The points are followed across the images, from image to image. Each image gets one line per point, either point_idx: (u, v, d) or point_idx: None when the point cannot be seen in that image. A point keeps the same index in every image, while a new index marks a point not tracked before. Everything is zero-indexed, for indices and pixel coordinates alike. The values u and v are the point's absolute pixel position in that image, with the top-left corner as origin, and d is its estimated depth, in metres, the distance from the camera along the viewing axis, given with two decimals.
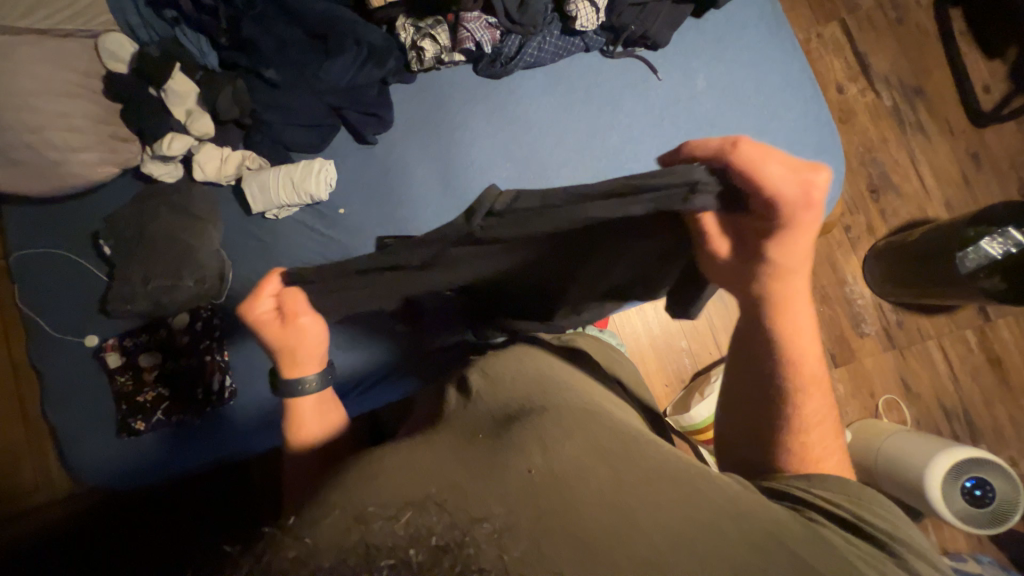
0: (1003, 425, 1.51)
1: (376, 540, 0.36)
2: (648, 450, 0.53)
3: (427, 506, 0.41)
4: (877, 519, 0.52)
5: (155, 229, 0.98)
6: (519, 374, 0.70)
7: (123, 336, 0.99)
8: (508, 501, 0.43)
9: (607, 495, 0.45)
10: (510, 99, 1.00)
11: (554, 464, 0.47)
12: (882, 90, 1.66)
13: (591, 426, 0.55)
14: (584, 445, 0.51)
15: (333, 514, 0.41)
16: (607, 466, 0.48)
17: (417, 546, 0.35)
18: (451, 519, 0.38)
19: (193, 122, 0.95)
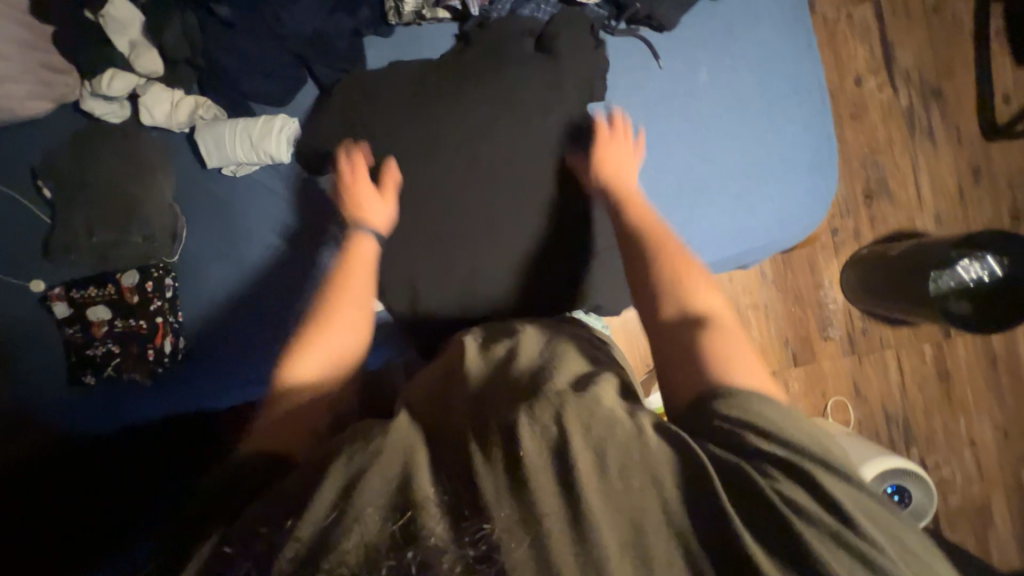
0: (937, 434, 1.61)
1: (376, 538, 0.46)
2: (627, 420, 0.52)
3: (425, 506, 0.48)
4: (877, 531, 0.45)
5: (99, 175, 0.91)
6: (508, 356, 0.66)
7: (69, 287, 0.93)
8: (509, 492, 0.47)
9: (591, 492, 0.47)
10: (478, 51, 0.87)
11: (543, 456, 0.49)
12: (901, 88, 1.57)
13: (583, 400, 0.53)
14: (576, 428, 0.50)
15: (338, 503, 0.48)
16: (593, 453, 0.49)
17: (415, 547, 0.45)
18: (451, 522, 0.46)
19: (139, 58, 0.86)
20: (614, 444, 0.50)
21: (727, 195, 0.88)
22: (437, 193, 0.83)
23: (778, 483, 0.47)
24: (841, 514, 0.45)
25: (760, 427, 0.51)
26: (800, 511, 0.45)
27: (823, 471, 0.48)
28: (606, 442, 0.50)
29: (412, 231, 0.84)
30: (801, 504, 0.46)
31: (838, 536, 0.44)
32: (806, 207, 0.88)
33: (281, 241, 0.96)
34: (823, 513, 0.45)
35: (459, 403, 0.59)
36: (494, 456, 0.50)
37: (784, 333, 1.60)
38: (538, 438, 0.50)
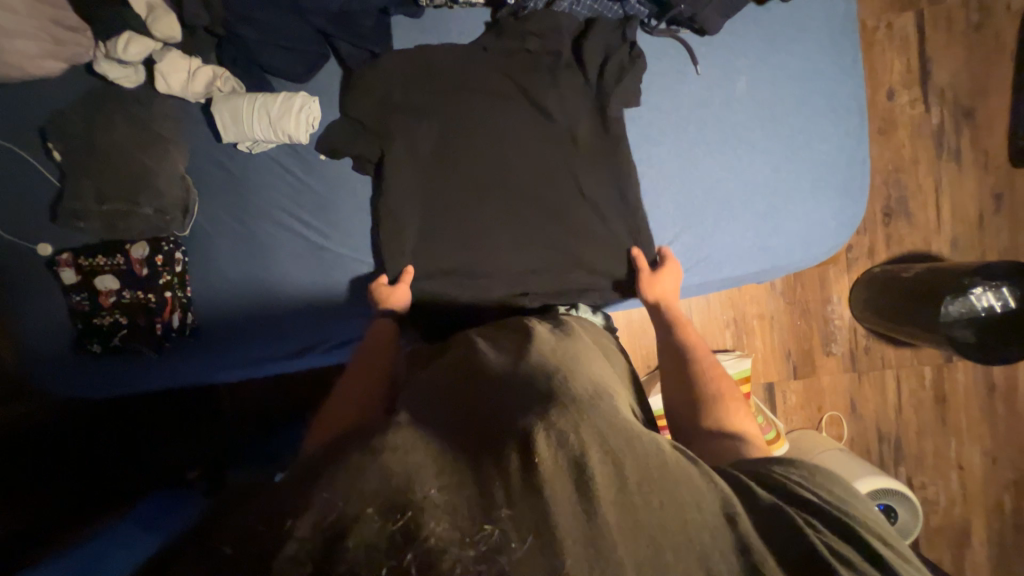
0: (926, 455, 1.63)
1: (376, 536, 0.42)
2: (645, 438, 0.54)
3: (425, 506, 0.44)
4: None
5: (108, 141, 0.87)
6: (510, 359, 0.66)
7: (77, 253, 0.92)
8: (517, 494, 0.45)
9: (609, 503, 0.47)
10: (512, 43, 0.83)
11: (558, 461, 0.48)
12: (933, 106, 1.53)
13: (598, 411, 0.55)
14: (592, 439, 0.51)
15: (334, 497, 0.44)
16: (610, 464, 0.49)
17: (412, 549, 0.41)
18: (456, 522, 0.44)
19: (156, 22, 0.81)
20: (631, 459, 0.50)
21: (752, 212, 0.86)
22: (470, 187, 0.84)
23: (818, 529, 0.48)
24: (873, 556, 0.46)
25: (807, 484, 0.54)
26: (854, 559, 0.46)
27: (862, 525, 0.50)
28: (623, 455, 0.50)
29: (432, 221, 0.84)
30: (838, 546, 0.47)
31: None
32: (829, 231, 0.87)
33: (295, 222, 0.94)
34: (853, 551, 0.47)
35: (468, 410, 0.58)
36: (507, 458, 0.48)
37: (787, 345, 1.60)
38: (557, 445, 0.49)
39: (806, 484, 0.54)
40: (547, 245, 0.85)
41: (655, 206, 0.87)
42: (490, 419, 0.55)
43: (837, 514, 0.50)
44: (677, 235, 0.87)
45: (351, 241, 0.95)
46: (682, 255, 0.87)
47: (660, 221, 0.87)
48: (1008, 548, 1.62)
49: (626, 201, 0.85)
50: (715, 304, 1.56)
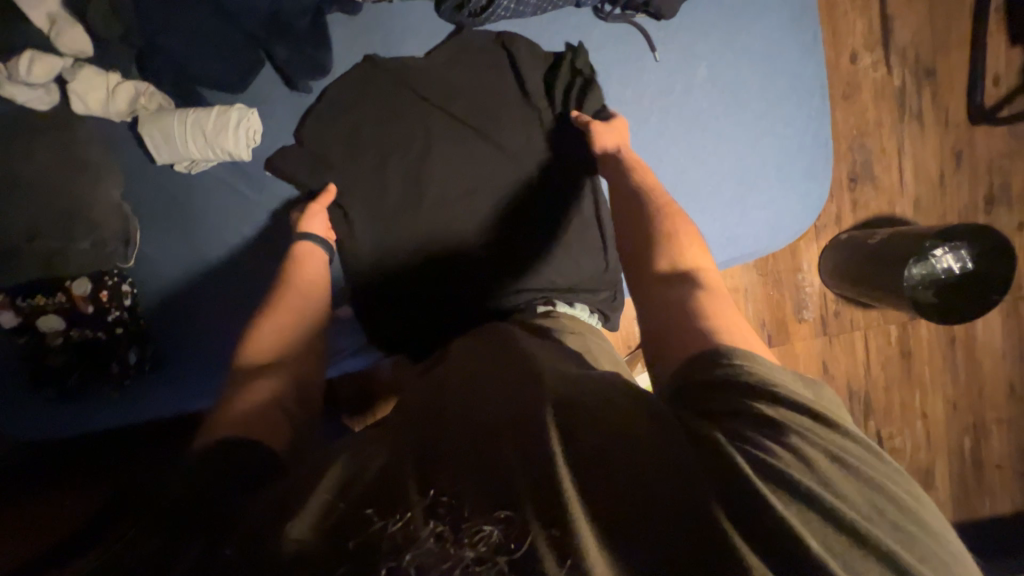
0: (893, 407, 1.72)
1: (376, 535, 0.41)
2: (621, 402, 0.50)
3: (417, 504, 0.43)
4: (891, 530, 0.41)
5: (30, 174, 0.81)
6: (490, 349, 0.64)
7: (11, 294, 0.83)
8: (504, 489, 0.42)
9: (593, 478, 0.43)
10: (466, 52, 0.82)
11: (540, 445, 0.45)
12: (895, 67, 1.52)
13: (580, 390, 0.52)
14: (568, 416, 0.48)
15: (334, 499, 0.45)
16: (588, 439, 0.46)
17: (411, 551, 0.39)
18: (449, 517, 0.41)
19: (61, 37, 0.74)
20: (605, 427, 0.47)
21: (719, 201, 0.85)
22: (425, 203, 0.83)
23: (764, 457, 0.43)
24: (834, 488, 0.42)
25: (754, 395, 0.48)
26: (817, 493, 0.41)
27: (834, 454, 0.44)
28: (603, 424, 0.47)
29: (397, 234, 0.83)
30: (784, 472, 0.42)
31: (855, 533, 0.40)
32: (795, 217, 0.87)
33: (245, 243, 0.89)
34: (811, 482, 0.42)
35: (454, 397, 0.55)
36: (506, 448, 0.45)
37: (761, 316, 1.63)
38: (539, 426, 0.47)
39: (752, 396, 0.48)
40: (512, 250, 0.84)
41: None
42: (460, 413, 0.51)
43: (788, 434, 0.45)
44: None
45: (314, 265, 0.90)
46: None
47: None
48: (967, 484, 1.75)
49: (584, 206, 0.84)
50: None
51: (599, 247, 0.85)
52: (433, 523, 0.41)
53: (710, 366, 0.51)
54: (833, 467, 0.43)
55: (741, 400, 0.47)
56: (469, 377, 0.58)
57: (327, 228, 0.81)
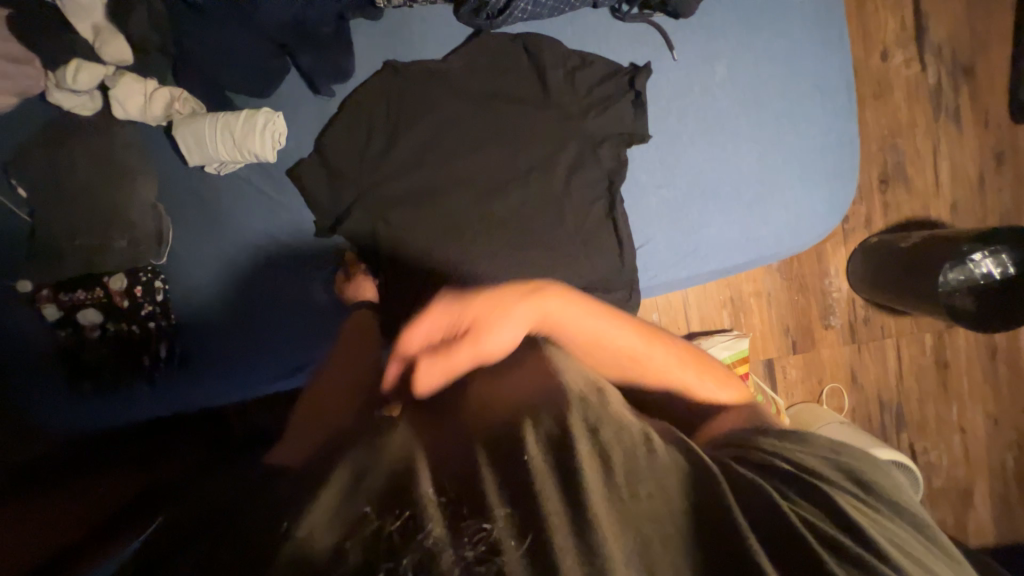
0: (929, 421, 1.64)
1: (377, 535, 0.41)
2: (636, 428, 0.51)
3: (420, 501, 0.44)
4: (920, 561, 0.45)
5: (74, 176, 0.86)
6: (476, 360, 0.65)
7: (57, 289, 0.90)
8: (511, 490, 0.44)
9: (601, 489, 0.44)
10: (484, 54, 0.83)
11: (547, 453, 0.46)
12: (930, 65, 1.46)
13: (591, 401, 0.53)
14: (584, 427, 0.49)
15: (343, 503, 0.45)
16: (600, 453, 0.47)
17: (409, 549, 0.40)
18: (450, 518, 0.42)
19: (105, 47, 0.79)
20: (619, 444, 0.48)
21: (739, 202, 0.83)
22: (442, 205, 0.85)
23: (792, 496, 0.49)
24: (876, 532, 0.46)
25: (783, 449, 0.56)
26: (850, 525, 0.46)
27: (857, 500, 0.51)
28: (616, 444, 0.48)
29: (415, 235, 0.85)
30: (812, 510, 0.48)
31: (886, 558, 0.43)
32: (819, 217, 0.84)
33: (272, 242, 0.93)
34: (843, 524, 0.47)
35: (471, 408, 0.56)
36: (508, 459, 0.47)
37: (785, 321, 1.59)
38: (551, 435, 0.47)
39: (778, 452, 0.55)
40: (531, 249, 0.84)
41: (638, 206, 0.85)
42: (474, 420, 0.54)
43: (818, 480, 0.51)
44: (664, 232, 0.85)
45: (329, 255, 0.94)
46: (667, 252, 0.86)
47: (645, 218, 0.85)
48: (1011, 505, 1.65)
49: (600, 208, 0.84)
50: (711, 285, 1.53)
51: (616, 252, 0.85)
52: (432, 524, 0.41)
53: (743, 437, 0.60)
54: (876, 519, 0.48)
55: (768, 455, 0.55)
56: (489, 383, 0.61)
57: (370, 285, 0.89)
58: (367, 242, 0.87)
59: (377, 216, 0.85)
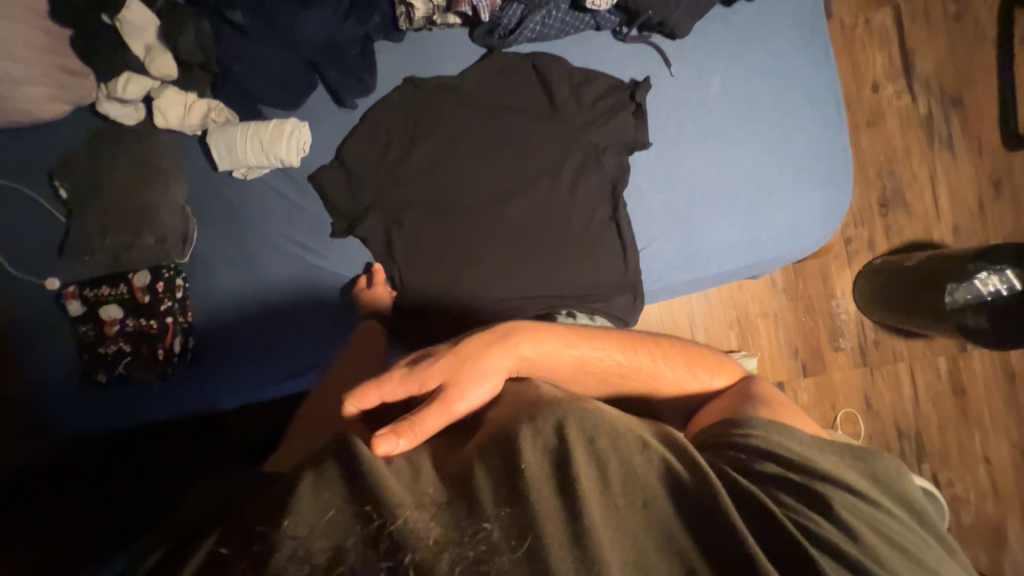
0: (951, 450, 1.57)
1: (373, 541, 0.43)
2: (631, 435, 0.55)
3: (423, 505, 0.48)
4: (891, 560, 0.51)
5: (113, 178, 0.92)
6: (475, 381, 0.68)
7: (83, 286, 0.94)
8: (507, 497, 0.48)
9: (595, 500, 0.48)
10: (496, 70, 0.90)
11: (544, 465, 0.51)
12: (919, 95, 1.53)
13: (584, 411, 0.57)
14: (578, 439, 0.53)
15: (345, 504, 0.47)
16: (595, 465, 0.51)
17: (412, 546, 0.43)
18: (450, 523, 0.46)
19: (154, 63, 0.86)
20: (614, 458, 0.52)
21: (738, 206, 0.87)
22: (454, 207, 0.90)
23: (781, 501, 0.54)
24: (850, 540, 0.51)
25: (775, 452, 0.60)
26: (826, 535, 0.51)
27: (840, 501, 0.55)
28: (609, 458, 0.52)
29: (428, 238, 0.90)
30: (802, 519, 0.52)
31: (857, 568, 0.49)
32: (818, 220, 0.87)
33: (291, 244, 0.97)
34: (831, 532, 0.52)
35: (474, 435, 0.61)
36: (501, 470, 0.51)
37: (794, 343, 1.57)
38: (546, 451, 0.52)
39: (768, 457, 0.59)
40: (537, 252, 0.89)
41: (641, 209, 0.88)
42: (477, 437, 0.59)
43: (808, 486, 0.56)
44: (666, 234, 0.88)
45: (343, 260, 0.96)
46: (671, 254, 0.88)
47: (647, 221, 0.88)
48: None
49: (605, 211, 0.88)
50: (717, 305, 1.53)
51: (620, 253, 0.88)
52: (433, 526, 0.45)
53: (737, 436, 0.63)
54: (854, 522, 0.53)
55: (758, 459, 0.59)
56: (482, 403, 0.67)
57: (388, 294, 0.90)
58: (382, 242, 0.92)
59: (392, 217, 0.91)
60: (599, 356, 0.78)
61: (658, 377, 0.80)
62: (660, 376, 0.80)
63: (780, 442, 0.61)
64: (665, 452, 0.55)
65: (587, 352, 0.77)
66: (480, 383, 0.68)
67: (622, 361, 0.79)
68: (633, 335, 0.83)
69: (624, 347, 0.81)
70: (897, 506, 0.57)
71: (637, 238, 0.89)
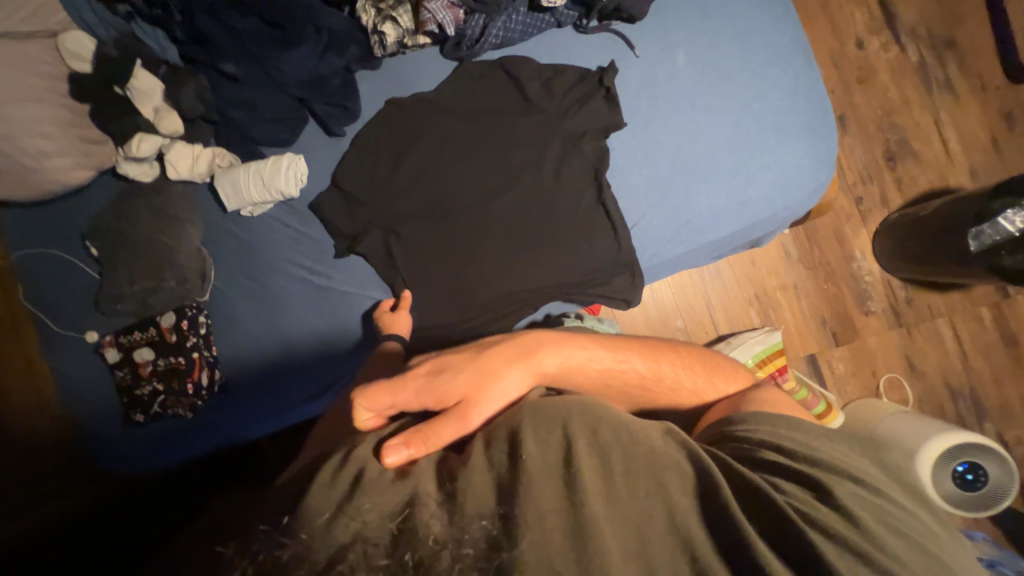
0: (1013, 404, 1.46)
1: (376, 539, 0.43)
2: (636, 427, 0.56)
3: (425, 503, 0.48)
4: (903, 545, 0.49)
5: (136, 231, 1.00)
6: (495, 395, 0.67)
7: (118, 333, 1.01)
8: (508, 494, 0.48)
9: (597, 495, 0.49)
10: (468, 79, 0.94)
11: (546, 458, 0.52)
12: (907, 44, 1.51)
13: (588, 405, 0.57)
14: (581, 437, 0.53)
15: (345, 505, 0.47)
16: (598, 458, 0.52)
17: (412, 548, 0.42)
18: (452, 522, 0.45)
19: (161, 121, 0.95)
20: (618, 454, 0.53)
21: (723, 171, 0.87)
22: (445, 211, 0.93)
23: (786, 490, 0.53)
24: (856, 524, 0.50)
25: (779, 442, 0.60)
26: (830, 522, 0.50)
27: (846, 487, 0.54)
28: (613, 450, 0.53)
29: (425, 249, 0.93)
30: (810, 508, 0.51)
31: (861, 554, 0.48)
32: (806, 172, 0.87)
33: (301, 270, 1.02)
34: (838, 521, 0.51)
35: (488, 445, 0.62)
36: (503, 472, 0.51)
37: (819, 312, 1.51)
38: (547, 448, 0.52)
39: (771, 448, 0.60)
40: (530, 242, 0.90)
41: (625, 188, 0.90)
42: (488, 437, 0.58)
43: (815, 475, 0.55)
44: (654, 209, 0.89)
45: (351, 285, 1.01)
46: (662, 226, 0.89)
47: (633, 198, 0.90)
48: None
49: (592, 194, 0.89)
50: (731, 283, 1.50)
51: (611, 234, 0.89)
52: (434, 522, 0.45)
53: (742, 431, 0.63)
54: (859, 506, 0.52)
55: (759, 450, 0.60)
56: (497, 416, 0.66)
57: (408, 326, 0.89)
58: (383, 256, 0.96)
59: (389, 230, 0.95)
60: (620, 368, 0.76)
61: (677, 384, 0.78)
62: (678, 385, 0.78)
63: (785, 430, 0.61)
64: (671, 449, 0.55)
65: (605, 362, 0.75)
66: (498, 397, 0.67)
67: (643, 373, 0.77)
68: (654, 343, 0.82)
69: (647, 356, 0.79)
70: (905, 494, 0.56)
71: (627, 216, 0.89)
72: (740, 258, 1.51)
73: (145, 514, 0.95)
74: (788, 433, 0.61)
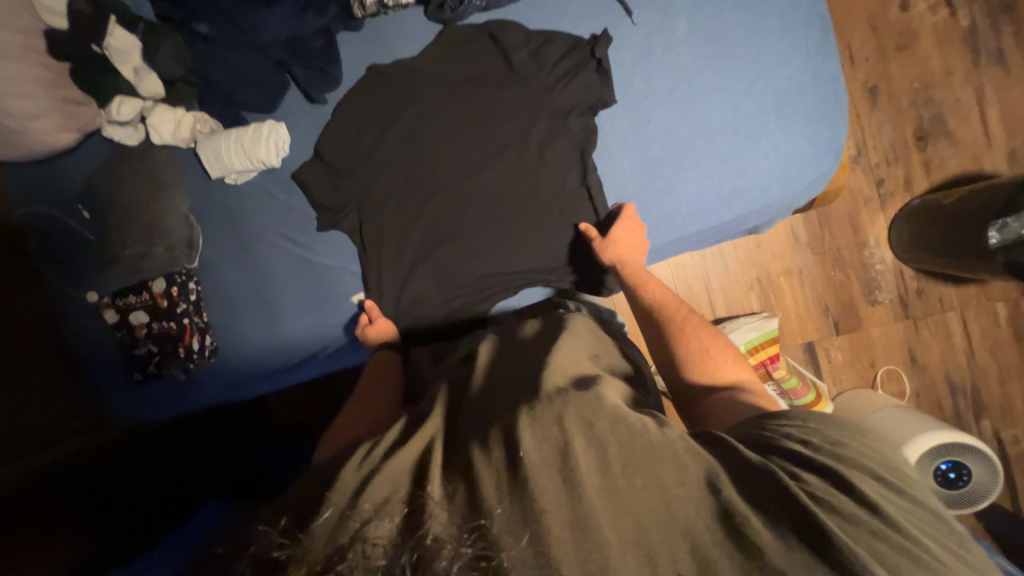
0: (1014, 402, 1.42)
1: (377, 538, 0.45)
2: (632, 420, 0.54)
3: (418, 502, 0.48)
4: (945, 552, 0.47)
5: (126, 197, 1.01)
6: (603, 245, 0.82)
7: (114, 296, 1.03)
8: (503, 489, 0.47)
9: (595, 489, 0.48)
10: (455, 44, 0.88)
11: (544, 453, 0.49)
12: (957, 7, 1.35)
13: (585, 399, 0.54)
14: (578, 431, 0.51)
15: (347, 503, 0.48)
16: (594, 450, 0.50)
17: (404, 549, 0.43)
18: (451, 519, 0.46)
19: (142, 83, 0.94)
20: (619, 448, 0.51)
21: (716, 156, 0.82)
22: (428, 188, 0.90)
23: (820, 499, 0.49)
24: (895, 528, 0.47)
25: (802, 436, 0.56)
26: (868, 529, 0.47)
27: (878, 487, 0.51)
28: (609, 443, 0.51)
29: (406, 227, 0.91)
30: (840, 509, 0.48)
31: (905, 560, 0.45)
32: (807, 160, 0.81)
33: (286, 240, 1.02)
34: (879, 527, 0.47)
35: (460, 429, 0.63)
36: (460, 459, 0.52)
37: (823, 300, 1.46)
38: (543, 442, 0.50)
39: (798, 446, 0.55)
40: (511, 223, 0.88)
41: (611, 171, 0.85)
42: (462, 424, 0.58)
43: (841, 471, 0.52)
44: (642, 194, 0.85)
45: (335, 258, 1.01)
46: (649, 214, 0.85)
47: (620, 181, 0.85)
48: None
49: (578, 175, 0.85)
50: (733, 267, 1.45)
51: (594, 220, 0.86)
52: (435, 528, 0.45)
53: (765, 432, 0.58)
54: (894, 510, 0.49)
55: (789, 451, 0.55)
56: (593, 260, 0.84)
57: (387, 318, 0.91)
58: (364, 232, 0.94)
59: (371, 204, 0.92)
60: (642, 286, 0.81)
61: (689, 345, 0.75)
62: (688, 348, 0.74)
63: (807, 429, 0.57)
64: (676, 446, 0.52)
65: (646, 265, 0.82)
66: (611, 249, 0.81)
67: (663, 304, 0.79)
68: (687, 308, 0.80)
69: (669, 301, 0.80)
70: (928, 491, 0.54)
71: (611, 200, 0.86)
72: (744, 240, 1.45)
73: (161, 467, 1.05)
74: (811, 433, 0.56)
